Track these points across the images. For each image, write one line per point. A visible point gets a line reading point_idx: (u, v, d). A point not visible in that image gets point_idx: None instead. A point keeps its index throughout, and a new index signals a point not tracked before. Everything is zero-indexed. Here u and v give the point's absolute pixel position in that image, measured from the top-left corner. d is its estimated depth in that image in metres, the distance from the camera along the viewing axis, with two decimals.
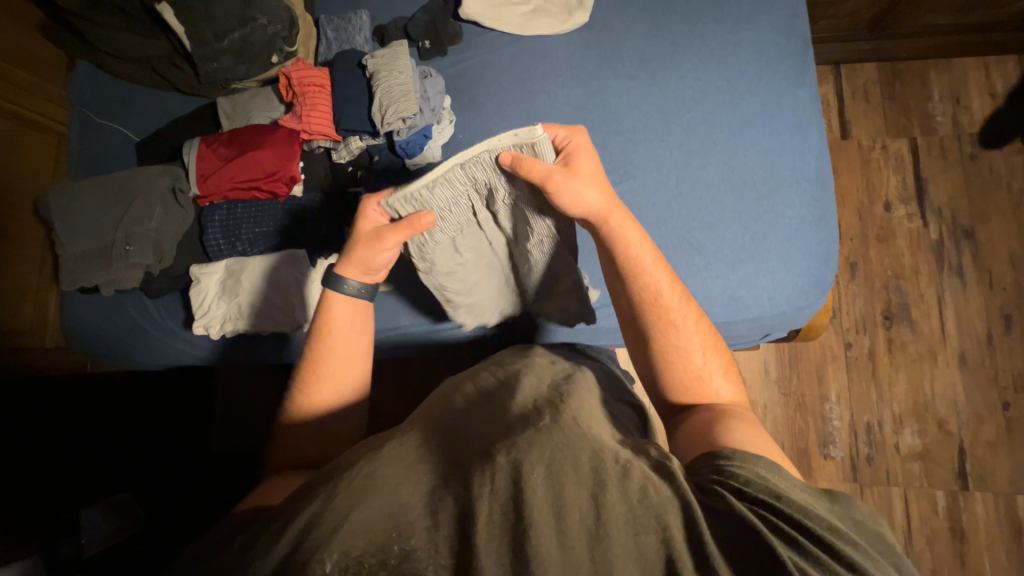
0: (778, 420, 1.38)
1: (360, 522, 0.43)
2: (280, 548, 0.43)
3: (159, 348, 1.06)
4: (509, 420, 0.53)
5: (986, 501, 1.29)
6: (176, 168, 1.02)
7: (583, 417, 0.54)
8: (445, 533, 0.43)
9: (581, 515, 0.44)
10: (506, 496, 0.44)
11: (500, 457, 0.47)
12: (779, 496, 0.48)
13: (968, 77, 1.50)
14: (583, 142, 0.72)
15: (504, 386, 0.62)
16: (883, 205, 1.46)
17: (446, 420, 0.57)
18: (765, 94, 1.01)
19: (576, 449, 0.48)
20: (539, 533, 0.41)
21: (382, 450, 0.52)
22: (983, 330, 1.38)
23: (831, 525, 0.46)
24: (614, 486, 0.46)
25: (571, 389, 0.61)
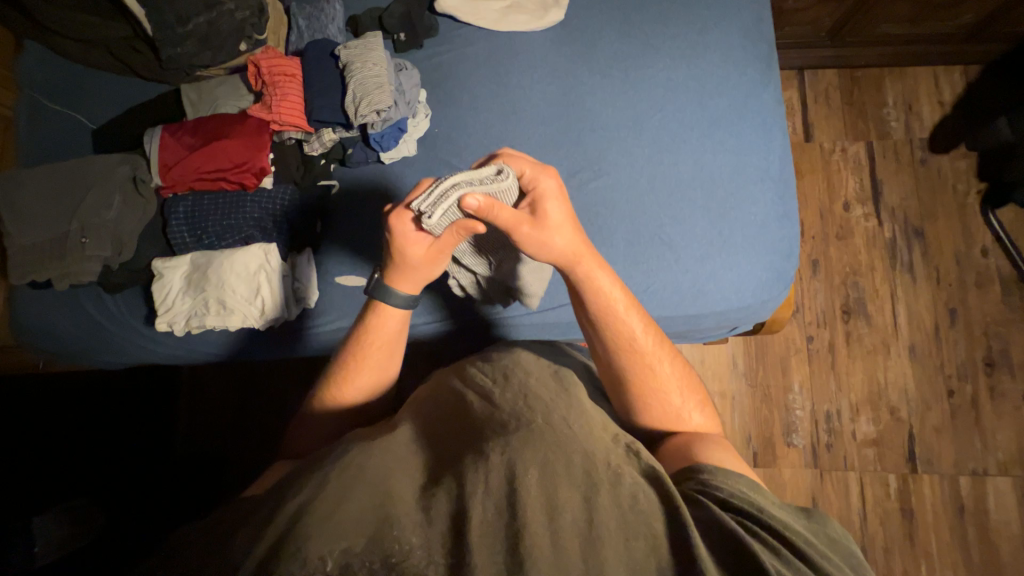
0: (745, 411, 1.44)
1: (350, 513, 0.43)
2: (260, 550, 0.41)
3: (120, 345, 1.01)
4: (500, 418, 0.53)
5: (932, 483, 1.38)
6: (136, 157, 0.98)
7: (575, 416, 0.55)
8: (439, 531, 0.43)
9: (574, 517, 0.45)
10: (501, 496, 0.45)
11: (494, 455, 0.47)
12: (759, 509, 0.51)
13: (918, 85, 1.59)
14: (550, 184, 0.66)
15: (494, 385, 0.59)
16: (842, 205, 1.54)
17: (438, 421, 0.57)
18: (732, 95, 1.05)
19: (570, 451, 0.49)
20: (533, 531, 0.43)
21: (374, 446, 0.52)
22: (931, 323, 1.47)
23: (806, 539, 0.49)
24: (605, 489, 0.47)
25: (568, 386, 0.61)
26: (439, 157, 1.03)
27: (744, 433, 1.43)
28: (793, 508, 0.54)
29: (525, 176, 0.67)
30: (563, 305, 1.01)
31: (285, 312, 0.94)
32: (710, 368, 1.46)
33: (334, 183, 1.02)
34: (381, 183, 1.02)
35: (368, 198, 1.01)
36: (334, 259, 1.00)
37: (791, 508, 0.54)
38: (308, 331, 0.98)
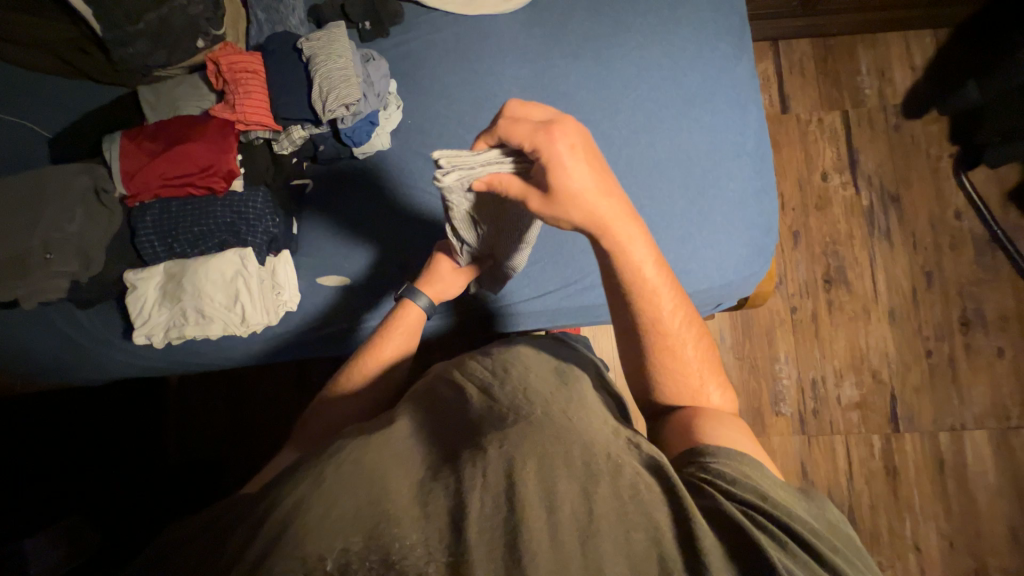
0: (734, 384, 1.47)
1: (351, 506, 0.44)
2: (260, 542, 0.42)
3: (99, 361, 0.98)
4: (499, 413, 0.53)
5: (914, 440, 1.44)
6: (96, 166, 0.94)
7: (573, 409, 0.55)
8: (436, 529, 0.42)
9: (573, 510, 0.44)
10: (499, 491, 0.44)
11: (492, 449, 0.47)
12: (765, 497, 0.51)
13: (890, 51, 1.60)
14: (562, 145, 0.54)
15: (494, 377, 0.59)
16: (820, 175, 1.56)
17: (437, 417, 0.57)
18: (706, 71, 1.04)
19: (569, 443, 0.49)
20: (531, 525, 0.42)
21: (374, 441, 0.52)
22: (909, 286, 1.51)
23: (811, 527, 0.49)
24: (605, 480, 0.47)
25: (566, 379, 0.62)
26: (413, 149, 1.01)
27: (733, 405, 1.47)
28: (794, 491, 0.55)
29: (528, 144, 0.55)
30: (550, 292, 1.01)
31: (266, 319, 0.93)
32: None
33: (309, 181, 1.02)
34: (358, 179, 1.01)
35: (344, 196, 1.01)
36: (314, 261, 0.99)
37: (791, 491, 0.54)
38: (294, 333, 0.98)
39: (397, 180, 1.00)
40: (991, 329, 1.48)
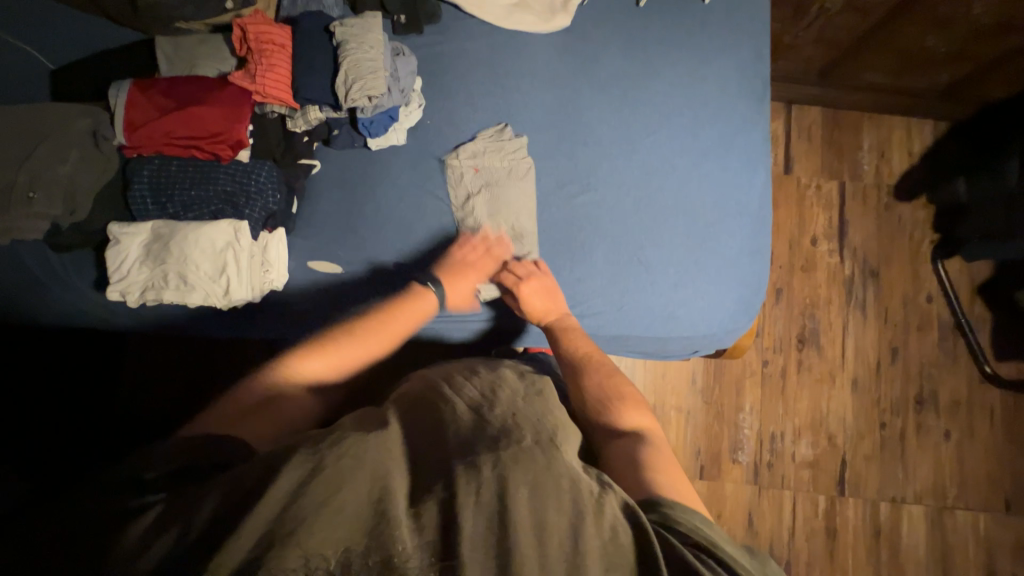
0: (698, 426, 1.51)
1: (347, 505, 0.44)
2: (253, 527, 0.42)
3: (69, 307, 0.95)
4: (491, 432, 0.53)
5: (856, 505, 1.50)
6: (98, 111, 0.91)
7: (561, 440, 0.56)
8: (427, 540, 0.44)
9: (561, 541, 0.46)
10: (491, 512, 0.45)
11: (486, 469, 0.48)
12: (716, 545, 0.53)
13: (892, 134, 1.67)
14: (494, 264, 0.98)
15: (482, 398, 0.60)
16: (810, 240, 1.62)
17: (423, 424, 0.56)
18: (723, 126, 1.07)
19: (558, 475, 0.50)
20: (522, 552, 0.44)
21: (370, 439, 0.50)
22: (874, 359, 1.58)
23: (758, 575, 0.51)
24: (591, 515, 0.48)
25: (549, 404, 0.62)
26: (428, 149, 1.01)
27: (694, 446, 1.51)
28: (754, 559, 0.56)
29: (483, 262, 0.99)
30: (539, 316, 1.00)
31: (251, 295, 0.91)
32: (670, 382, 1.52)
33: (316, 163, 0.99)
34: (365, 170, 1.00)
35: (350, 183, 0.99)
36: (308, 244, 0.97)
37: (747, 550, 0.56)
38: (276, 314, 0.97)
39: (406, 177, 1.00)
40: (942, 411, 1.56)
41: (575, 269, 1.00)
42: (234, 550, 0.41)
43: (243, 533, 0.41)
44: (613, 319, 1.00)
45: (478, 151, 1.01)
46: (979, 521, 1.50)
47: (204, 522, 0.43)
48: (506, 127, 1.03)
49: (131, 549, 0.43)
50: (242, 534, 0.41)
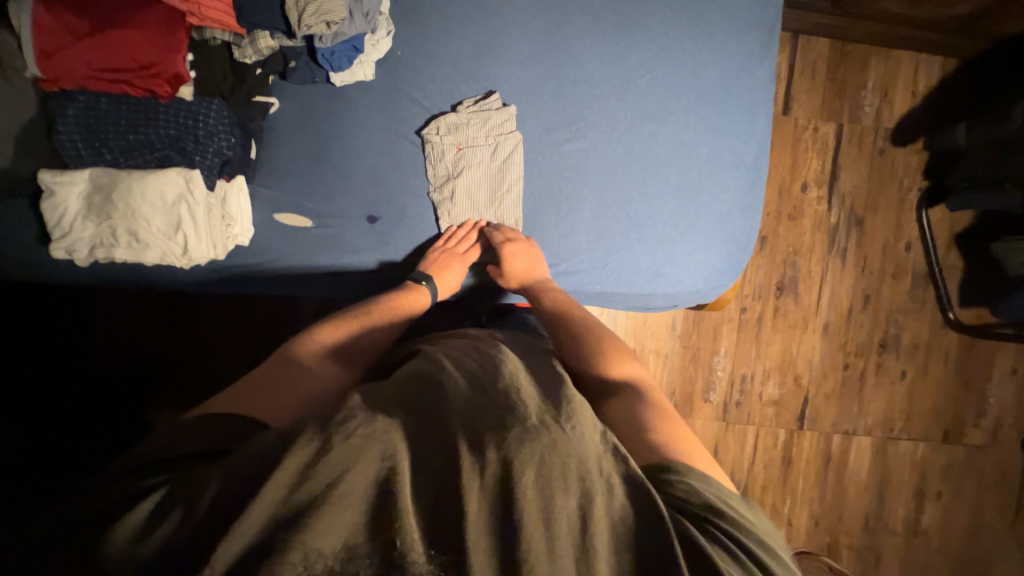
0: (674, 369, 1.57)
1: (354, 488, 0.43)
2: (255, 516, 0.41)
3: (11, 264, 0.87)
4: (499, 409, 0.52)
5: (812, 438, 1.62)
6: (0, 31, 0.76)
7: (566, 411, 0.53)
8: (433, 533, 0.43)
9: (569, 526, 0.46)
10: (497, 494, 0.46)
11: (491, 452, 0.47)
12: (716, 510, 0.54)
13: (899, 71, 1.57)
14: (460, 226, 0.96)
15: (485, 372, 0.59)
16: (800, 186, 1.58)
17: (430, 396, 0.54)
18: (726, 66, 0.98)
19: (565, 457, 0.48)
20: (530, 537, 0.44)
21: (378, 416, 0.49)
22: (847, 305, 1.62)
23: (754, 536, 0.52)
24: (599, 497, 0.48)
25: (559, 376, 0.62)
26: (399, 88, 0.91)
27: (668, 388, 1.58)
28: (740, 498, 0.59)
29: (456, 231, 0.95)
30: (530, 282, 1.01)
31: (212, 253, 0.85)
32: (650, 328, 1.56)
33: (274, 102, 0.90)
34: (330, 110, 0.91)
35: (313, 127, 0.90)
36: (273, 194, 0.91)
37: (741, 501, 0.58)
38: (244, 271, 0.92)
39: (376, 121, 0.91)
40: (901, 354, 1.65)
41: (559, 226, 0.97)
42: (236, 541, 0.41)
43: (241, 528, 0.41)
44: (598, 277, 0.98)
45: (459, 124, 0.92)
46: (917, 449, 1.65)
47: (208, 509, 0.43)
48: (492, 94, 0.93)
49: (131, 542, 0.43)
50: (244, 525, 0.41)
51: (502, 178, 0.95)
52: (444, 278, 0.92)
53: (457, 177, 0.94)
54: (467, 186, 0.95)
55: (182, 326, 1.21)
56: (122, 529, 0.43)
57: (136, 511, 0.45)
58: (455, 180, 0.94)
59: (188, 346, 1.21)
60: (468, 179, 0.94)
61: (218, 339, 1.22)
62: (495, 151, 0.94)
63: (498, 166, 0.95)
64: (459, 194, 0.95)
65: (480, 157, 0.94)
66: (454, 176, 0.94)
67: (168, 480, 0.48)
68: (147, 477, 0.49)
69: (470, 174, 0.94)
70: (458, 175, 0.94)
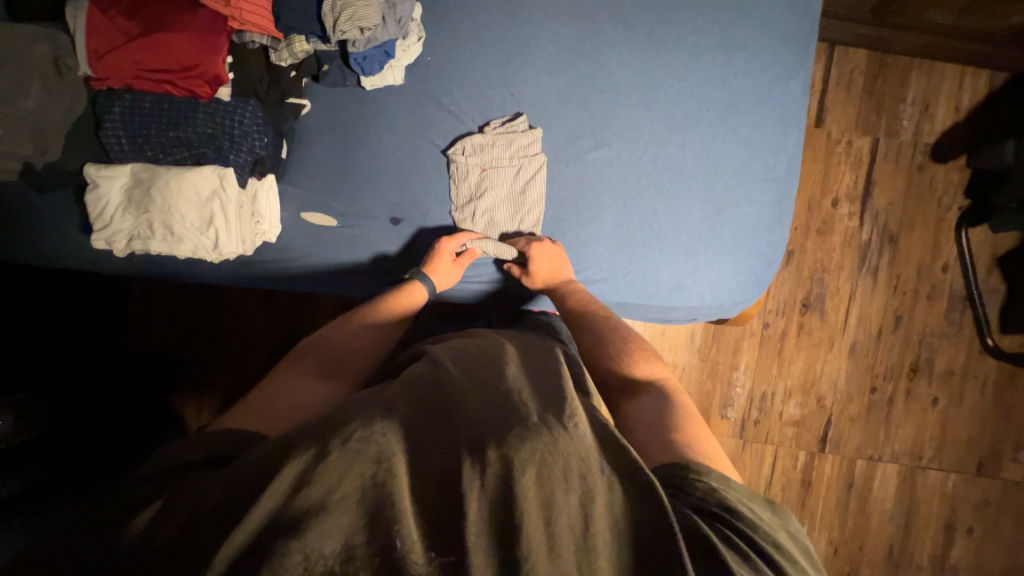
0: (691, 383, 1.54)
1: (351, 492, 0.43)
2: (254, 519, 0.41)
3: (56, 252, 0.92)
4: (500, 414, 0.52)
5: (834, 461, 1.56)
6: (58, 33, 0.81)
7: (566, 411, 0.53)
8: (432, 530, 0.43)
9: (570, 521, 0.45)
10: (497, 493, 0.45)
11: (492, 452, 0.47)
12: (729, 508, 0.52)
13: (942, 84, 1.51)
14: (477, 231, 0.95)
15: (488, 377, 0.59)
16: (831, 200, 1.53)
17: (432, 403, 0.54)
18: (758, 77, 0.96)
19: (566, 454, 0.48)
20: (530, 537, 0.43)
21: (376, 421, 0.48)
22: (877, 326, 1.56)
23: (769, 537, 0.51)
24: (600, 495, 0.48)
25: (561, 376, 0.61)
26: (427, 93, 0.93)
27: None
28: (761, 500, 0.57)
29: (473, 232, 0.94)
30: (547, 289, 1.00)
31: (239, 248, 0.88)
32: (668, 340, 1.53)
33: (305, 104, 0.91)
34: (359, 113, 0.92)
35: (343, 129, 0.93)
36: (302, 193, 0.93)
37: (757, 501, 0.56)
38: (270, 266, 0.95)
39: (403, 124, 0.93)
40: (934, 379, 1.57)
41: (580, 234, 0.96)
42: (234, 541, 0.41)
43: (242, 530, 0.41)
44: (618, 287, 0.97)
45: (484, 145, 0.93)
46: (948, 480, 1.57)
47: (208, 514, 0.43)
48: (518, 116, 0.93)
49: (134, 541, 0.43)
50: (245, 525, 0.41)
51: (525, 199, 0.95)
52: (440, 272, 0.91)
53: (481, 198, 0.94)
54: (490, 207, 0.95)
55: (206, 317, 1.25)
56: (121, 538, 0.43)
57: (140, 515, 0.45)
58: (479, 202, 0.94)
59: (210, 337, 1.25)
60: (492, 200, 0.95)
61: (240, 331, 1.26)
62: (518, 172, 0.94)
63: (520, 188, 0.95)
64: (482, 217, 0.95)
65: (503, 178, 0.94)
66: (478, 198, 0.94)
67: (169, 485, 0.48)
68: (144, 487, 0.49)
69: (494, 196, 0.95)
70: (481, 196, 0.94)
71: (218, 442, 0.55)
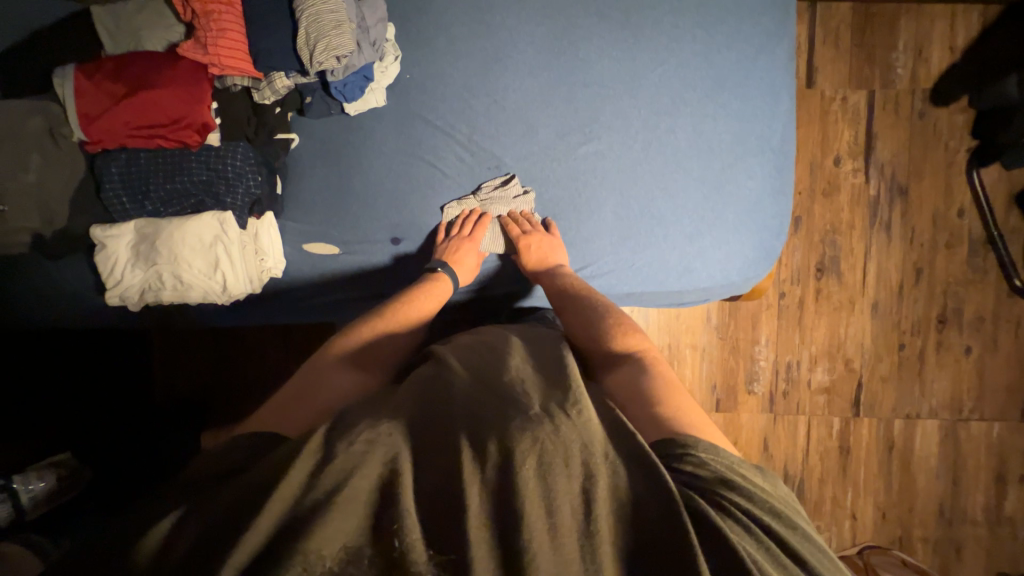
0: (713, 362, 1.52)
1: (361, 492, 0.43)
2: (261, 526, 0.41)
3: (74, 314, 0.95)
4: (505, 404, 0.51)
5: (870, 424, 1.52)
6: (48, 104, 0.84)
7: (572, 399, 0.52)
8: (433, 529, 0.43)
9: (572, 510, 0.44)
10: (497, 484, 0.45)
11: (491, 444, 0.46)
12: (726, 483, 0.51)
13: (933, 27, 1.47)
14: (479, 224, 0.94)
15: (500, 367, 0.60)
16: (833, 160, 1.50)
17: (436, 396, 0.55)
18: (742, 49, 0.94)
19: (567, 442, 0.47)
20: (532, 525, 0.42)
21: (381, 423, 0.49)
22: (897, 282, 1.52)
23: (767, 507, 0.50)
24: (602, 479, 0.46)
25: (568, 365, 0.60)
26: (411, 110, 0.93)
27: (709, 382, 1.53)
28: (752, 467, 0.55)
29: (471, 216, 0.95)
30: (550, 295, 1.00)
31: (245, 287, 0.89)
32: (684, 322, 1.51)
33: (293, 137, 0.93)
34: (349, 139, 0.93)
35: (332, 159, 0.94)
36: (300, 227, 0.95)
37: (750, 468, 0.55)
38: (280, 300, 0.97)
39: (394, 144, 0.94)
40: (965, 328, 1.52)
41: (581, 230, 0.96)
42: (247, 545, 0.41)
43: (254, 533, 0.41)
44: (625, 277, 0.96)
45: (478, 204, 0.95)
46: (992, 430, 1.52)
47: (226, 512, 0.44)
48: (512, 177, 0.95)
49: (156, 555, 0.43)
50: (253, 531, 0.41)
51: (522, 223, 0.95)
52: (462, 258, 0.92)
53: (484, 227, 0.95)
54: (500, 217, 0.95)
55: (226, 358, 1.27)
56: (142, 546, 0.43)
57: (159, 525, 0.45)
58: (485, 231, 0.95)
59: (231, 373, 1.28)
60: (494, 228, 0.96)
61: (257, 366, 1.27)
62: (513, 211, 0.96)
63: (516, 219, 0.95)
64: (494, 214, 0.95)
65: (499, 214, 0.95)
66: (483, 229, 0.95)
67: (190, 495, 0.48)
68: (172, 497, 0.49)
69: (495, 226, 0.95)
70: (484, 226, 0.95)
71: (241, 444, 0.54)
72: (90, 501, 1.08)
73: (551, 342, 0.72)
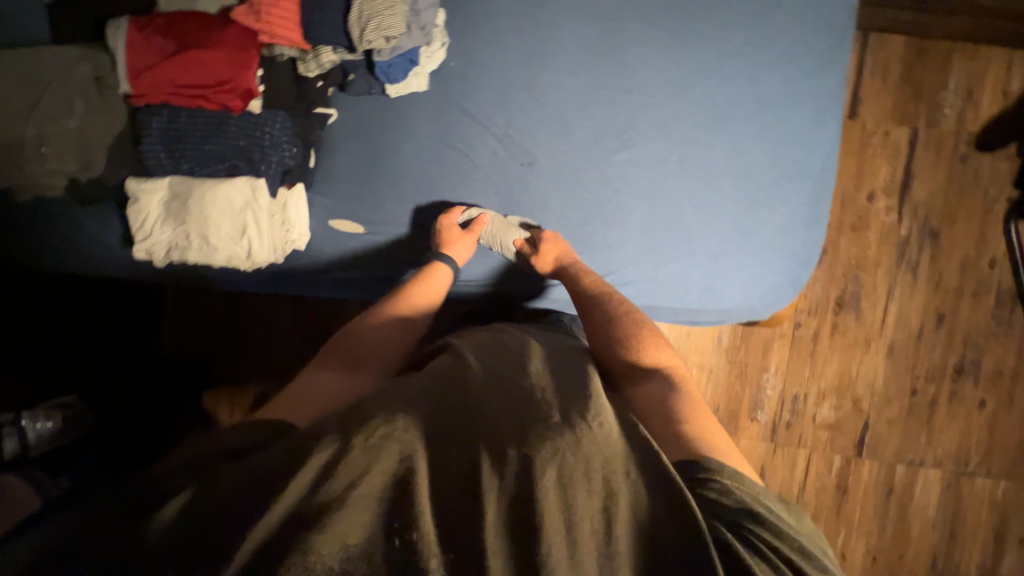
0: (718, 385, 1.50)
1: (374, 487, 0.43)
2: (278, 510, 0.42)
3: (99, 262, 0.97)
4: (523, 412, 0.51)
5: (871, 467, 1.50)
6: (99, 53, 0.85)
7: (591, 411, 0.52)
8: (450, 530, 0.42)
9: (592, 527, 0.44)
10: (516, 493, 0.44)
11: (511, 451, 0.47)
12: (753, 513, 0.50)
13: (987, 70, 1.43)
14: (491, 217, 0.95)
15: (516, 372, 0.60)
16: (867, 195, 1.46)
17: (451, 397, 0.55)
18: (790, 72, 0.92)
19: (588, 456, 0.47)
20: (550, 538, 0.42)
21: (398, 417, 0.49)
22: (917, 325, 1.48)
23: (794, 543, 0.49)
24: (623, 497, 0.47)
25: (588, 377, 0.60)
26: (450, 98, 0.93)
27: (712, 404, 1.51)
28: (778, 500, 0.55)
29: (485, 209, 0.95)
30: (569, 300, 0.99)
31: (267, 255, 0.90)
32: (694, 341, 1.50)
33: (332, 112, 0.93)
34: (386, 119, 0.94)
35: (369, 139, 0.94)
36: (328, 202, 0.95)
37: (776, 501, 0.54)
38: (299, 272, 0.97)
39: (431, 131, 0.93)
40: (981, 381, 1.49)
41: (607, 237, 0.95)
42: (262, 527, 0.41)
43: (269, 516, 0.41)
44: (646, 289, 0.95)
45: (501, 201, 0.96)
46: (997, 487, 1.48)
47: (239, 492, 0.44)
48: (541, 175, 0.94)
49: (168, 525, 0.42)
50: (269, 515, 0.41)
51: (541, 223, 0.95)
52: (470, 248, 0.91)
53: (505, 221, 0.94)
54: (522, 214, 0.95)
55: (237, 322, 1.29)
56: (150, 525, 0.42)
57: (168, 506, 0.44)
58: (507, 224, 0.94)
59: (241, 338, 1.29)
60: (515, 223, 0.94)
61: (267, 334, 1.29)
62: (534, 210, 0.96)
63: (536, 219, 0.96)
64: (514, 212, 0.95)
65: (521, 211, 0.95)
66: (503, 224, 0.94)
67: (197, 474, 0.48)
68: (178, 473, 0.49)
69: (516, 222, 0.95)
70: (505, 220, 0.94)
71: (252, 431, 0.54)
72: (91, 448, 1.06)
73: (569, 351, 0.71)
